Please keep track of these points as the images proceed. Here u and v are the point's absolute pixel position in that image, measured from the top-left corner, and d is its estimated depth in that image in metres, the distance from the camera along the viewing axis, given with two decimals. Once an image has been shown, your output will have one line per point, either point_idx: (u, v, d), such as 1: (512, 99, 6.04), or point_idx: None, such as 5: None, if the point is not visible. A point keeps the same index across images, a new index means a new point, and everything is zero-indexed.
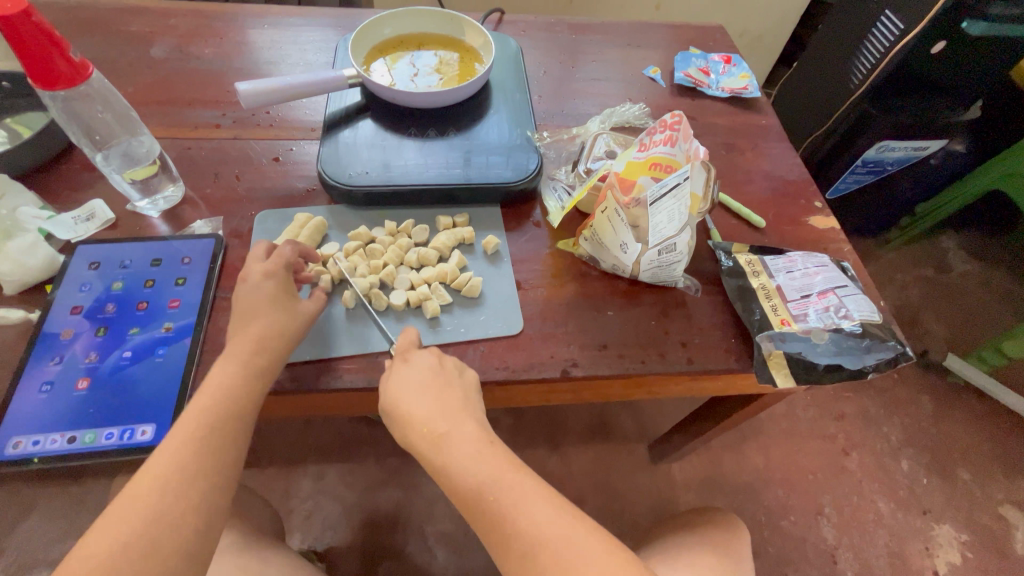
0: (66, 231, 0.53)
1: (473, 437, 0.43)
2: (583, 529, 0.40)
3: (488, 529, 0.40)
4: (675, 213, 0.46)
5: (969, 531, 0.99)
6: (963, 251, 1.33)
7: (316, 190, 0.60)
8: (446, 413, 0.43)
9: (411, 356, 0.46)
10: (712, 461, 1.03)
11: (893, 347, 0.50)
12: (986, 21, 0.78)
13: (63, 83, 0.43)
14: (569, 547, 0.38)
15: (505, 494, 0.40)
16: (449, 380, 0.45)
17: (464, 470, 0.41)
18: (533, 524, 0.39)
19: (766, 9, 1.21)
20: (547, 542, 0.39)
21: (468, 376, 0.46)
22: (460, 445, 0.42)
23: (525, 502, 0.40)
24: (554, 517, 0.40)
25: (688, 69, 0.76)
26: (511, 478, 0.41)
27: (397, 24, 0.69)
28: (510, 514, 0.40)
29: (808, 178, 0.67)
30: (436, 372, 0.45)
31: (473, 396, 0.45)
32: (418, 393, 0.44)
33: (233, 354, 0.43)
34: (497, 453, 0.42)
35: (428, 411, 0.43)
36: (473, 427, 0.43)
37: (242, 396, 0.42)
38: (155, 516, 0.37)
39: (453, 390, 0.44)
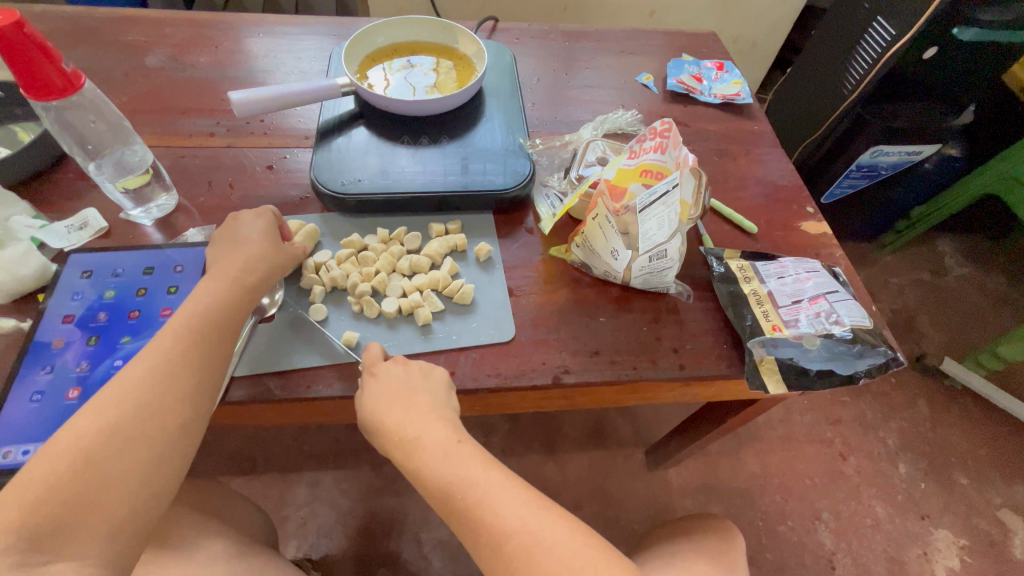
0: (59, 240, 0.53)
1: (442, 437, 0.42)
2: (551, 520, 0.39)
3: (459, 526, 0.40)
4: (665, 220, 0.47)
5: (967, 536, 0.99)
6: (959, 255, 1.33)
7: (310, 198, 0.60)
8: (415, 418, 0.43)
9: (377, 367, 0.46)
10: (708, 466, 1.02)
11: (884, 352, 0.50)
12: (977, 27, 0.78)
13: (56, 93, 0.44)
14: (534, 539, 0.38)
15: (474, 491, 0.40)
16: (415, 386, 0.45)
17: (433, 472, 0.41)
18: (498, 518, 0.39)
19: (760, 16, 1.22)
20: (512, 534, 0.38)
21: (435, 376, 0.46)
22: (429, 447, 0.42)
23: (491, 498, 0.40)
24: (518, 509, 0.39)
25: (681, 76, 0.77)
26: (478, 475, 0.41)
27: (391, 32, 0.69)
28: (476, 509, 0.39)
29: (800, 184, 0.67)
30: (406, 378, 0.45)
31: (442, 395, 0.45)
32: (388, 400, 0.44)
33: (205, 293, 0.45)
34: (465, 452, 0.42)
35: (397, 418, 0.43)
36: (443, 428, 0.43)
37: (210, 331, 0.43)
38: (109, 442, 0.37)
39: (420, 395, 0.45)
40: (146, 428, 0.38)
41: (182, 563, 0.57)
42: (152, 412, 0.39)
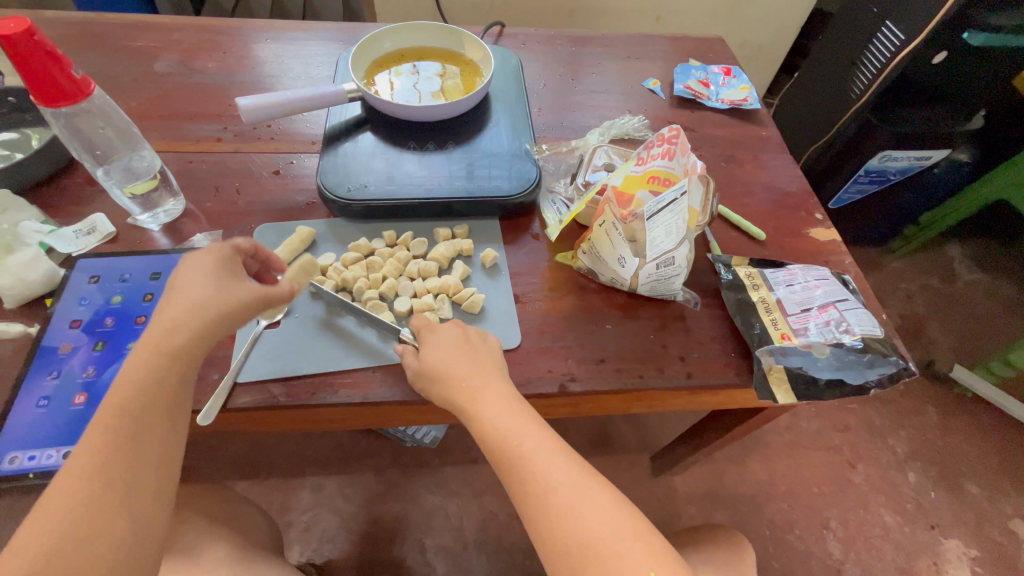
0: (67, 245, 0.53)
1: (500, 389, 0.43)
2: (595, 482, 0.40)
3: (507, 473, 0.41)
4: (673, 227, 0.46)
5: (978, 546, 0.97)
6: (969, 260, 1.32)
7: (316, 204, 0.60)
8: (477, 370, 0.44)
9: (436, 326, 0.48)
10: (714, 474, 1.01)
11: (895, 362, 0.49)
12: (988, 31, 0.78)
13: (65, 98, 0.44)
14: (580, 495, 0.39)
15: (526, 442, 0.41)
16: (476, 346, 0.46)
17: (489, 420, 0.42)
18: (548, 470, 0.39)
19: (767, 20, 1.21)
20: (559, 486, 0.39)
21: (490, 341, 0.48)
22: (487, 397, 0.43)
23: (543, 450, 0.40)
24: (568, 466, 0.40)
25: (688, 81, 0.76)
26: (532, 429, 0.41)
27: (397, 38, 0.69)
28: (528, 459, 0.40)
29: (809, 190, 0.67)
30: (467, 339, 0.47)
31: (499, 358, 0.47)
32: (450, 351, 0.45)
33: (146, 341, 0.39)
34: (521, 407, 0.43)
35: (461, 367, 0.44)
36: (502, 384, 0.44)
37: (159, 384, 0.38)
38: (72, 525, 0.34)
39: (482, 354, 0.46)
40: (106, 503, 0.35)
41: (186, 568, 0.57)
42: (111, 484, 0.35)
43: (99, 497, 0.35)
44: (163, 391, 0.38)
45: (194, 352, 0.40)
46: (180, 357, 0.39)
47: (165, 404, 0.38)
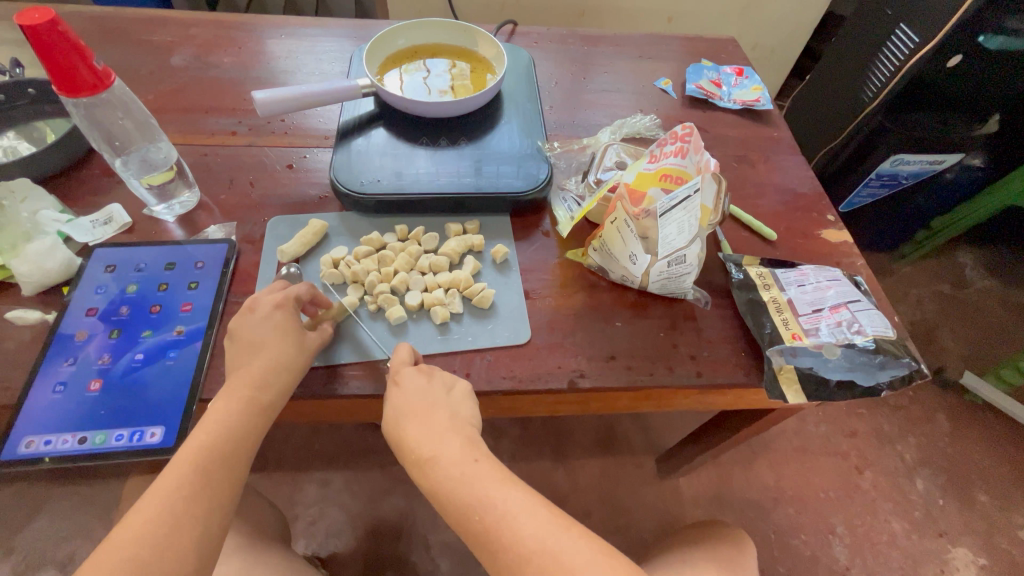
0: (84, 234, 0.54)
1: (459, 455, 0.42)
2: (569, 540, 0.39)
3: (478, 546, 0.40)
4: (685, 225, 0.46)
5: (988, 555, 0.96)
6: (980, 267, 1.30)
7: (328, 198, 0.60)
8: (432, 435, 0.43)
9: (399, 377, 0.45)
10: (720, 477, 1.01)
11: (907, 364, 0.48)
12: (1003, 36, 0.77)
13: (87, 90, 0.44)
14: (553, 560, 0.38)
15: (490, 512, 0.40)
16: (435, 399, 0.44)
17: (451, 491, 0.41)
18: (518, 539, 0.39)
19: (779, 22, 1.21)
20: (532, 556, 0.38)
21: (457, 391, 0.46)
22: (444, 467, 0.42)
23: (510, 516, 0.40)
24: (538, 529, 0.39)
25: (700, 81, 0.76)
26: (496, 494, 0.41)
27: (411, 35, 0.70)
28: (495, 529, 0.39)
29: (821, 191, 0.66)
30: (427, 393, 0.44)
31: (460, 411, 0.45)
32: (407, 415, 0.44)
33: (235, 391, 0.43)
34: (482, 469, 0.42)
35: (416, 434, 0.43)
36: (460, 446, 0.43)
37: (242, 435, 0.42)
38: (150, 552, 0.37)
39: (440, 410, 0.44)
40: (178, 545, 0.38)
41: None
42: (183, 527, 0.38)
43: (172, 539, 0.38)
44: (242, 442, 0.42)
45: (276, 408, 0.44)
46: (264, 412, 0.43)
47: (234, 430, 0.42)
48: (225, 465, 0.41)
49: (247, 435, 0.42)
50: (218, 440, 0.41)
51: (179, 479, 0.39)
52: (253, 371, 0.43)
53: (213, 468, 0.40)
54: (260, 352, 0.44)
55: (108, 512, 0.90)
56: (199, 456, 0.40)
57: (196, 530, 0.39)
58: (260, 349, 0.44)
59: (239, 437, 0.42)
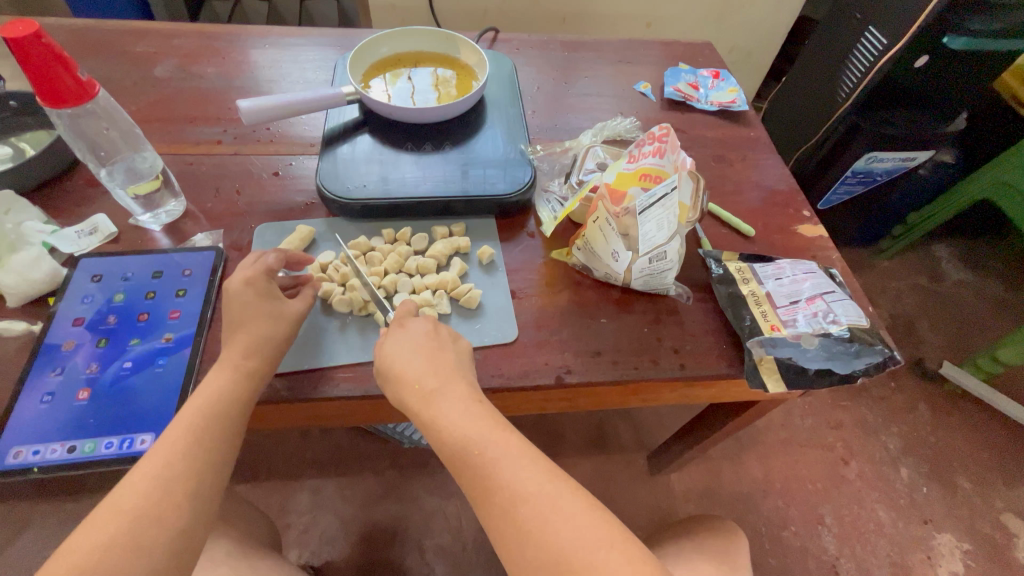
0: (69, 245, 0.54)
1: (463, 395, 0.43)
2: (564, 488, 0.40)
3: (471, 485, 0.41)
4: (664, 222, 0.48)
5: (970, 540, 0.98)
6: (955, 260, 1.34)
7: (315, 204, 0.61)
8: (440, 372, 0.44)
9: (406, 322, 0.48)
10: (710, 472, 1.02)
11: (881, 351, 0.50)
12: (965, 36, 0.79)
13: (70, 100, 0.45)
14: (549, 503, 0.39)
15: (491, 450, 0.41)
16: (442, 345, 0.46)
17: (451, 424, 0.42)
18: (515, 479, 0.40)
19: (755, 26, 1.24)
20: (527, 497, 0.39)
21: (461, 345, 0.48)
22: (447, 401, 0.43)
23: (509, 458, 0.41)
24: (537, 473, 0.40)
25: (678, 84, 0.78)
26: (497, 435, 0.42)
27: (394, 43, 0.71)
28: (491, 469, 0.40)
29: (797, 188, 0.68)
30: (433, 337, 0.46)
31: (466, 360, 0.47)
32: (413, 352, 0.45)
33: (227, 358, 0.44)
34: (484, 410, 0.43)
35: (419, 368, 0.44)
36: (465, 388, 0.44)
37: (230, 401, 0.43)
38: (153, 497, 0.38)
39: (444, 352, 0.46)
40: (172, 498, 0.38)
41: None
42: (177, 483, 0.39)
43: (163, 497, 0.38)
44: (232, 409, 0.43)
45: (263, 377, 0.45)
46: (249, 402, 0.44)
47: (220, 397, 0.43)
48: (215, 430, 0.42)
49: (237, 405, 0.43)
50: (208, 406, 0.42)
51: (172, 442, 0.40)
52: (241, 341, 0.45)
53: (206, 431, 0.41)
54: (244, 326, 0.46)
55: None
56: (194, 418, 0.42)
57: (188, 486, 0.39)
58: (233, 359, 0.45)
59: (232, 403, 0.43)
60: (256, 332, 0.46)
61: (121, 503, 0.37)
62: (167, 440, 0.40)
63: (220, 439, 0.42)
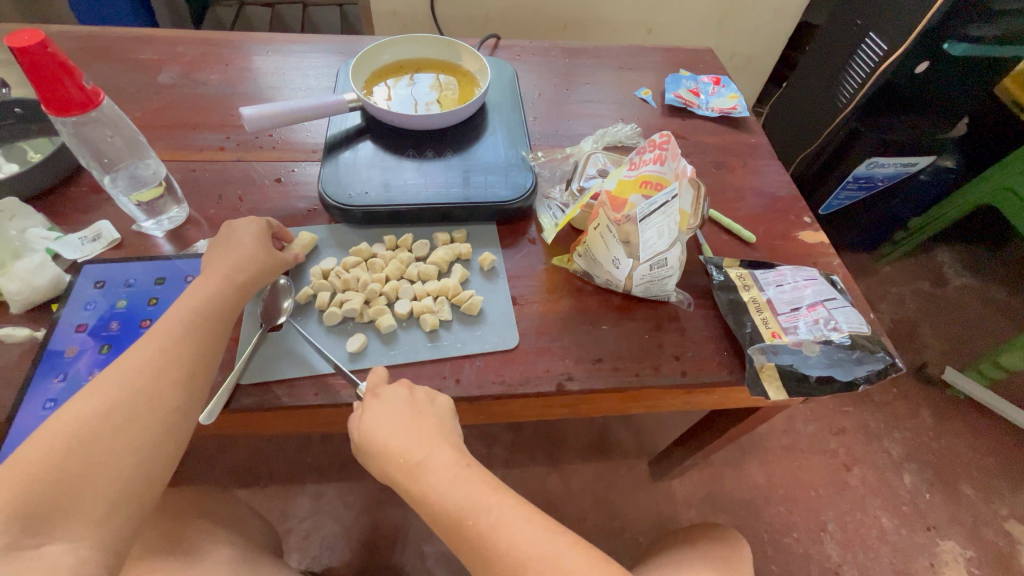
0: (73, 251, 0.54)
1: (450, 463, 0.43)
2: (563, 546, 0.40)
3: (470, 555, 0.41)
4: (665, 229, 0.48)
5: (974, 547, 0.98)
6: (957, 265, 1.34)
7: (317, 210, 0.61)
8: (423, 442, 0.44)
9: (381, 392, 0.46)
10: (712, 478, 1.02)
11: (882, 358, 0.50)
12: (967, 42, 0.80)
13: (76, 109, 0.45)
14: (549, 565, 0.39)
15: (484, 517, 0.40)
16: (422, 410, 0.46)
17: (442, 496, 0.41)
18: (513, 545, 0.39)
19: (755, 32, 1.25)
20: (527, 563, 0.39)
21: (440, 402, 0.47)
22: (436, 472, 0.42)
23: (503, 523, 0.40)
24: (533, 532, 0.40)
25: (679, 90, 0.79)
26: (490, 500, 0.41)
27: (396, 50, 0.71)
28: (487, 537, 0.40)
29: (798, 194, 0.68)
30: (412, 402, 0.46)
31: (448, 420, 0.46)
32: (393, 424, 0.44)
33: (214, 272, 0.48)
34: (473, 477, 0.43)
35: (402, 441, 0.44)
36: (451, 455, 0.44)
37: (214, 311, 0.46)
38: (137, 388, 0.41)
39: (426, 418, 0.45)
40: (154, 391, 0.41)
41: (188, 569, 0.57)
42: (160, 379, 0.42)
43: (149, 392, 0.41)
44: (215, 318, 0.46)
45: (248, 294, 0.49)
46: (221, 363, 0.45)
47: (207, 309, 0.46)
48: (197, 336, 0.44)
49: (220, 316, 0.46)
50: (192, 315, 0.45)
51: (155, 345, 0.43)
52: (230, 258, 0.49)
53: (190, 336, 0.44)
54: (235, 248, 0.50)
55: None
56: (177, 325, 0.44)
57: (169, 383, 0.42)
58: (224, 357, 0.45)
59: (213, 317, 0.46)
60: (243, 253, 0.50)
61: (105, 394, 0.40)
62: (150, 345, 0.43)
63: (203, 344, 0.44)
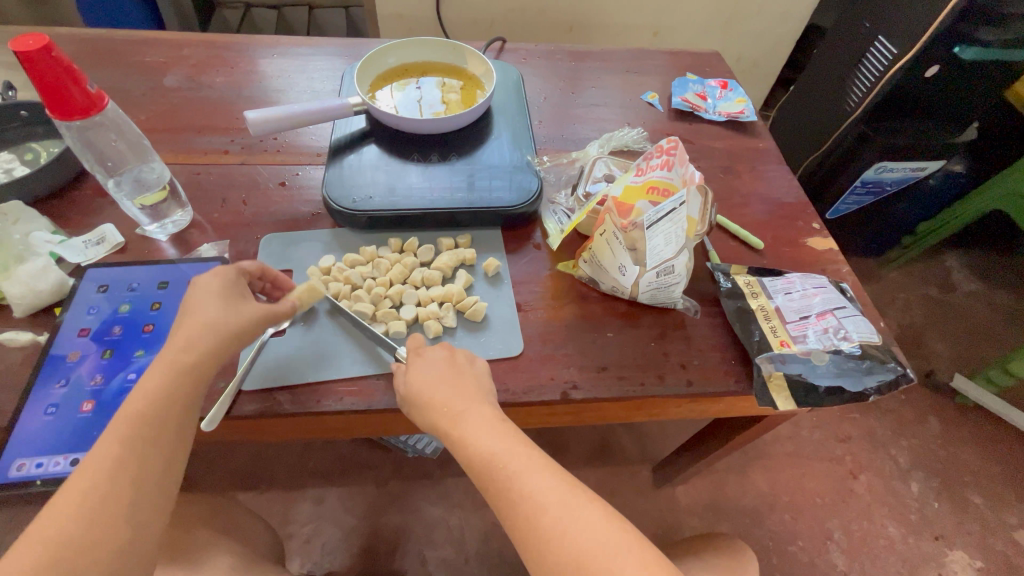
0: (76, 255, 0.54)
1: (486, 415, 0.43)
2: (587, 501, 0.39)
3: (496, 499, 0.40)
4: (672, 236, 0.47)
5: (982, 557, 0.96)
6: (966, 270, 1.33)
7: (321, 215, 0.61)
8: (464, 395, 0.44)
9: (423, 351, 0.47)
10: (716, 485, 1.01)
11: (893, 368, 0.49)
12: (978, 46, 0.78)
13: (79, 113, 0.45)
14: (571, 514, 0.38)
15: (513, 464, 0.40)
16: (463, 369, 0.46)
17: (475, 441, 0.41)
18: (539, 492, 0.39)
19: (762, 35, 1.24)
20: (550, 508, 0.38)
21: (479, 366, 0.47)
22: (473, 420, 0.42)
23: (532, 470, 0.40)
24: (558, 485, 0.39)
25: (685, 94, 0.78)
26: (520, 450, 0.41)
27: (401, 53, 0.71)
28: (514, 482, 0.39)
29: (806, 200, 0.68)
30: (455, 361, 0.47)
31: (488, 381, 0.46)
32: (437, 376, 0.45)
33: (167, 351, 0.42)
34: (507, 428, 0.42)
35: (444, 390, 0.44)
36: (488, 408, 0.44)
37: (172, 396, 0.41)
38: (147, 424, 0.40)
39: (466, 376, 0.46)
40: (167, 426, 0.41)
41: None
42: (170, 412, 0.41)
43: (141, 454, 0.39)
44: (174, 401, 0.41)
45: (207, 368, 0.43)
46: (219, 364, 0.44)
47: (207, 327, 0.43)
48: (158, 425, 0.40)
49: (178, 399, 0.41)
50: (147, 404, 0.40)
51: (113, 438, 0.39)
52: (182, 332, 0.43)
53: (145, 429, 0.40)
54: (192, 314, 0.44)
55: None
56: (132, 416, 0.40)
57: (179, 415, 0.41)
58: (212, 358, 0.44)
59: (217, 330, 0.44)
60: (197, 320, 0.44)
61: (66, 501, 0.37)
62: (106, 441, 0.39)
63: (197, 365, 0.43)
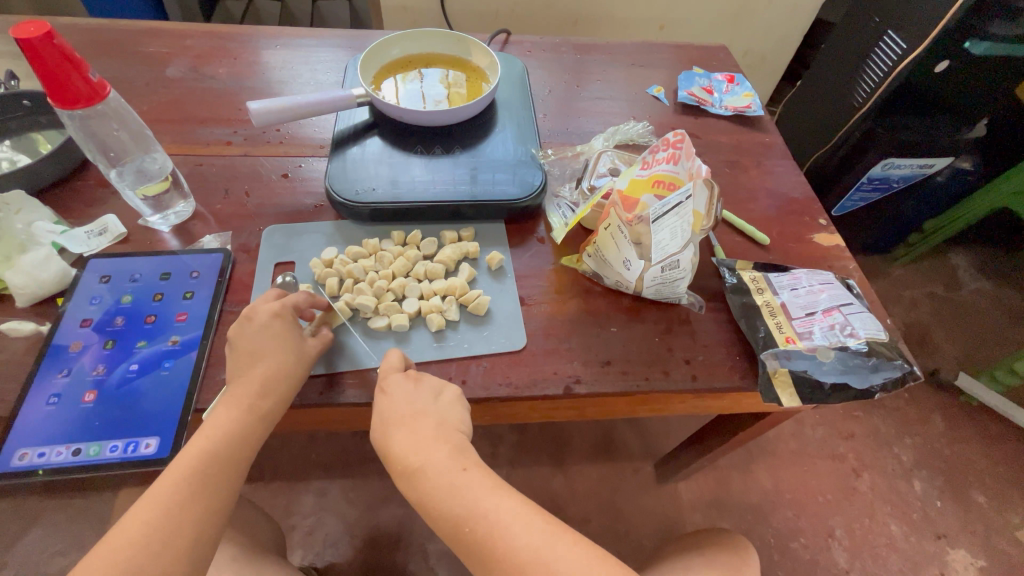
0: (79, 245, 0.54)
1: (447, 466, 0.42)
2: (564, 548, 0.39)
3: (470, 560, 0.40)
4: (678, 230, 0.46)
5: (986, 557, 0.96)
6: (973, 268, 1.32)
7: (324, 207, 0.60)
8: (420, 445, 0.43)
9: (387, 385, 0.45)
10: (719, 482, 1.01)
11: (900, 365, 0.49)
12: (988, 41, 0.78)
13: (81, 102, 0.44)
14: (551, 569, 0.38)
15: (482, 522, 0.40)
16: (423, 408, 0.44)
17: (439, 500, 0.41)
18: (512, 548, 0.39)
19: (770, 29, 1.22)
20: (528, 567, 0.38)
21: (445, 398, 0.46)
22: (434, 475, 0.42)
23: (502, 527, 0.39)
24: (534, 537, 0.39)
25: (692, 88, 0.77)
26: (489, 504, 0.40)
27: (405, 45, 0.70)
28: (487, 540, 0.39)
29: (813, 196, 0.67)
30: (415, 400, 0.45)
31: (449, 418, 0.45)
32: (394, 425, 0.44)
33: (238, 395, 0.43)
34: (472, 478, 0.42)
35: (403, 442, 0.43)
36: (448, 456, 0.42)
37: (238, 442, 0.42)
38: (229, 436, 0.42)
39: (426, 417, 0.44)
40: (245, 439, 0.43)
41: None
42: (251, 428, 0.43)
43: (219, 465, 0.41)
44: (238, 449, 0.43)
45: (273, 417, 0.44)
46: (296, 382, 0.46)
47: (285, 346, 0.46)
48: (221, 470, 0.41)
49: (249, 437, 0.43)
50: (214, 451, 0.41)
51: (175, 482, 0.40)
52: (254, 379, 0.44)
53: (208, 477, 0.41)
54: (262, 359, 0.45)
55: (102, 524, 0.89)
56: (198, 461, 0.41)
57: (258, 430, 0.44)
58: (260, 354, 0.45)
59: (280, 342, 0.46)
60: (272, 357, 0.45)
61: (130, 530, 0.38)
62: (173, 474, 0.40)
63: (271, 378, 0.44)
